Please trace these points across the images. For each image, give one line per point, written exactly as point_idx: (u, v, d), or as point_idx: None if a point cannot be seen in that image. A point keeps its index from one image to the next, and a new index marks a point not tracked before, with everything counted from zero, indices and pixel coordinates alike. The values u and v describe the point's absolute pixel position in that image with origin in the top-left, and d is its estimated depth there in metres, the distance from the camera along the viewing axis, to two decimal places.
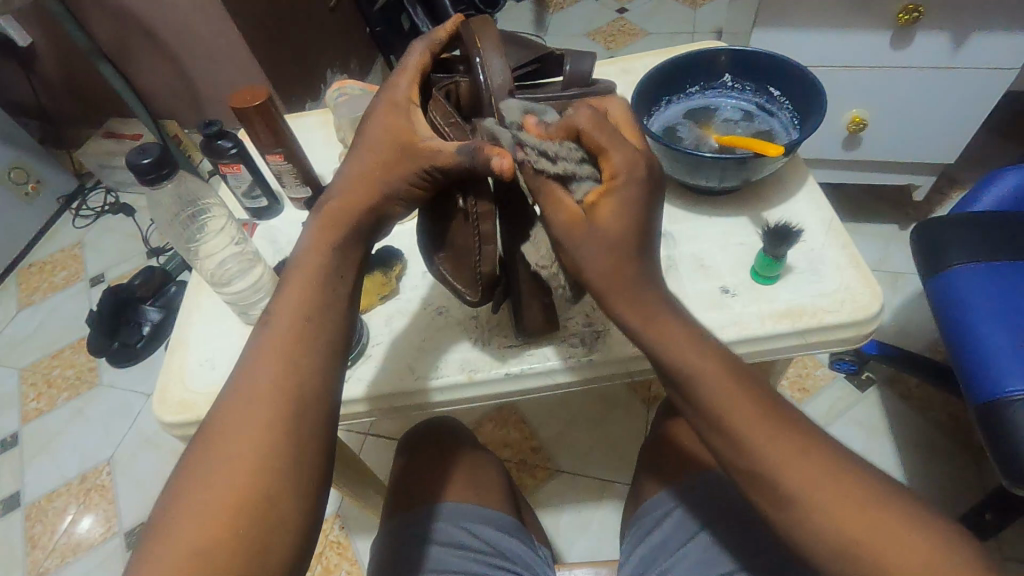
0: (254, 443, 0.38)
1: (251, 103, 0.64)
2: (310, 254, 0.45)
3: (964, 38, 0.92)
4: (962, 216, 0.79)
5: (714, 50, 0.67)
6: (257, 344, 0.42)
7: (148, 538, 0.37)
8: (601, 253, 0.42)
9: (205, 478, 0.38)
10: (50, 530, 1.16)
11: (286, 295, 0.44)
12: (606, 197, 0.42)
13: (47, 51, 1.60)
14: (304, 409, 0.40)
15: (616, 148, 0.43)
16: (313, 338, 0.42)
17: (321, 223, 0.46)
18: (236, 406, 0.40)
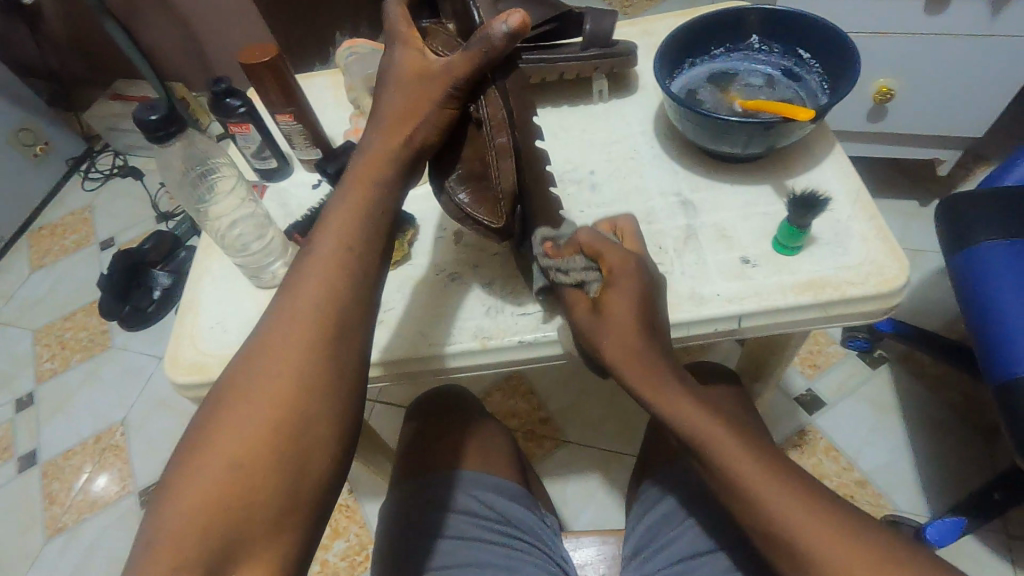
0: (294, 370, 0.38)
1: (260, 59, 0.62)
2: (347, 189, 0.44)
3: (1003, 2, 0.87)
4: (991, 190, 0.77)
5: (741, 8, 0.64)
6: (299, 268, 0.42)
7: (190, 445, 0.37)
8: (613, 341, 0.45)
9: (245, 397, 0.38)
10: (66, 488, 1.19)
11: (327, 222, 0.43)
12: (611, 291, 0.46)
13: (51, 8, 1.57)
14: (343, 341, 0.40)
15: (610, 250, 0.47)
16: (354, 269, 0.41)
17: (363, 163, 0.44)
18: (278, 332, 0.39)
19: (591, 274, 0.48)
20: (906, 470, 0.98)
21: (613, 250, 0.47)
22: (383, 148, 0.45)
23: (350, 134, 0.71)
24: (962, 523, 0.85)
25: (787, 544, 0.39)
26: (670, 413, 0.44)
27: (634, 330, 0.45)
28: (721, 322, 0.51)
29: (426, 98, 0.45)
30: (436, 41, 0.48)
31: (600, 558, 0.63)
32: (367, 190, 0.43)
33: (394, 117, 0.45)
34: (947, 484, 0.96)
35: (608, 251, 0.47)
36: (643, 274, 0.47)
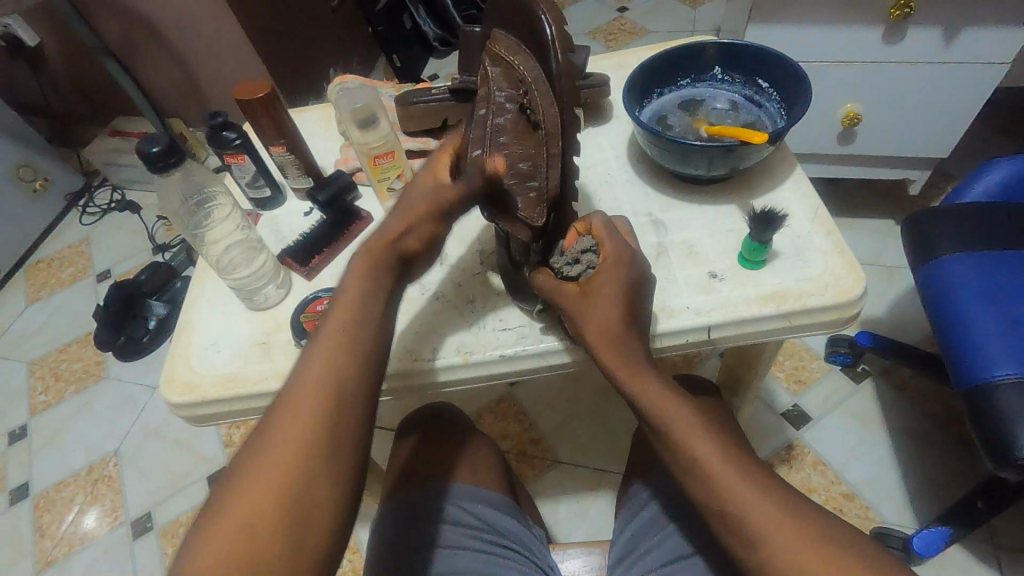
0: (297, 444, 0.39)
1: (255, 95, 0.66)
2: (357, 269, 0.46)
3: (955, 32, 0.93)
4: (952, 206, 0.80)
5: (702, 42, 0.68)
6: (308, 343, 0.43)
7: (197, 525, 0.37)
8: (592, 325, 0.48)
9: (254, 466, 0.38)
10: (57, 520, 1.19)
11: (336, 300, 0.45)
12: (601, 274, 0.49)
13: (53, 50, 1.62)
14: (344, 415, 0.40)
15: (611, 239, 0.51)
16: (356, 347, 0.43)
17: (367, 253, 0.46)
18: (287, 401, 0.40)
19: (591, 259, 0.52)
20: (891, 482, 0.99)
21: (614, 240, 0.52)
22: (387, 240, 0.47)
23: (341, 163, 0.75)
24: (948, 533, 0.87)
25: (749, 533, 0.40)
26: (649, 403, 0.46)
27: (615, 313, 0.48)
28: (691, 333, 0.54)
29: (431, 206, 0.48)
30: (499, 45, 0.50)
31: (587, 569, 0.64)
32: (376, 270, 0.46)
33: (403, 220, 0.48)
34: (932, 495, 0.97)
35: (609, 239, 0.52)
36: (635, 268, 0.50)
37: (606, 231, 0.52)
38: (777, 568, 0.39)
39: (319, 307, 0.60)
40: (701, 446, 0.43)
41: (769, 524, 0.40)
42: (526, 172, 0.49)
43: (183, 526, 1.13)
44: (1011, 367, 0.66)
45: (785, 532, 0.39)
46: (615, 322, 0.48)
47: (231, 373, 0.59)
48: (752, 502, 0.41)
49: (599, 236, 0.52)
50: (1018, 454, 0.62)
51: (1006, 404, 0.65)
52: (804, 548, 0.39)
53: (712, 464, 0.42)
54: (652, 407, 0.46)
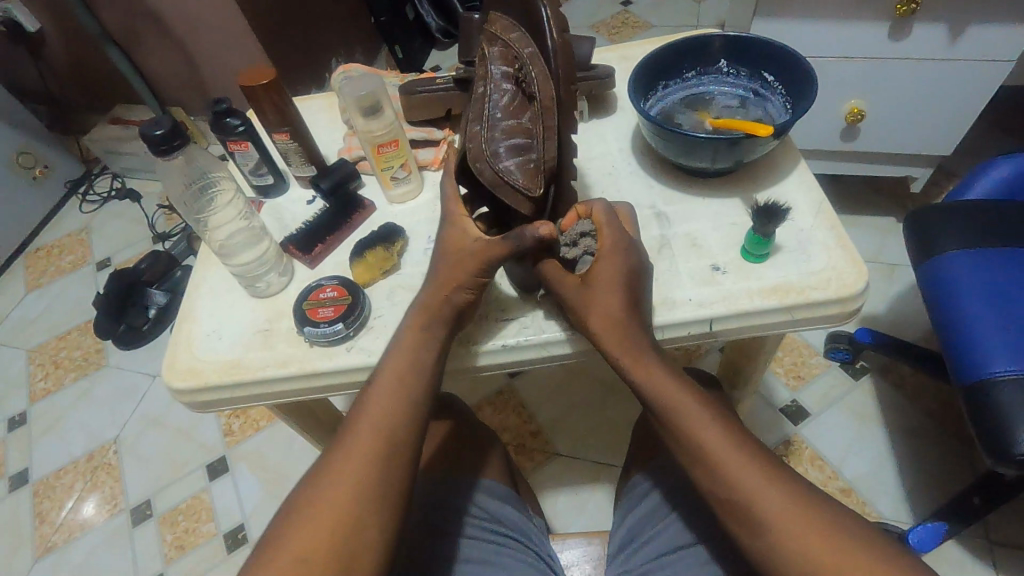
0: (358, 473, 0.45)
1: (259, 81, 0.66)
2: (407, 337, 0.52)
3: (961, 29, 0.93)
4: (955, 204, 0.80)
5: (708, 36, 0.68)
6: (363, 400, 0.49)
7: (271, 538, 0.43)
8: (593, 313, 0.49)
9: (311, 506, 0.44)
10: (56, 507, 1.19)
11: (387, 364, 0.51)
12: (600, 262, 0.50)
13: (52, 36, 1.61)
14: (398, 450, 0.46)
15: (609, 226, 0.51)
16: (410, 394, 0.49)
17: (422, 306, 0.53)
18: (343, 452, 0.46)
19: (588, 246, 0.53)
20: (888, 478, 1.00)
21: (612, 228, 0.51)
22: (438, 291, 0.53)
23: (344, 152, 0.74)
24: (942, 529, 0.87)
25: (756, 517, 0.42)
26: (653, 386, 0.48)
27: (617, 301, 0.49)
28: (694, 325, 0.54)
29: (480, 267, 0.51)
30: (495, 27, 0.52)
31: (586, 559, 0.66)
32: (424, 337, 0.52)
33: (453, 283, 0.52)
34: (929, 491, 0.98)
35: (607, 226, 0.51)
36: (633, 257, 0.50)
37: (606, 217, 0.52)
38: (788, 547, 0.41)
39: (321, 294, 0.60)
40: (705, 434, 0.45)
41: (776, 509, 0.42)
42: (525, 145, 0.49)
43: (183, 514, 1.14)
44: (1010, 365, 0.67)
45: (792, 516, 0.41)
46: (620, 314, 0.49)
47: (234, 360, 0.59)
48: (760, 490, 0.42)
49: (598, 225, 0.52)
50: (1016, 451, 0.63)
51: (1004, 401, 0.65)
52: (810, 531, 0.40)
53: (723, 456, 0.44)
54: (660, 399, 0.47)
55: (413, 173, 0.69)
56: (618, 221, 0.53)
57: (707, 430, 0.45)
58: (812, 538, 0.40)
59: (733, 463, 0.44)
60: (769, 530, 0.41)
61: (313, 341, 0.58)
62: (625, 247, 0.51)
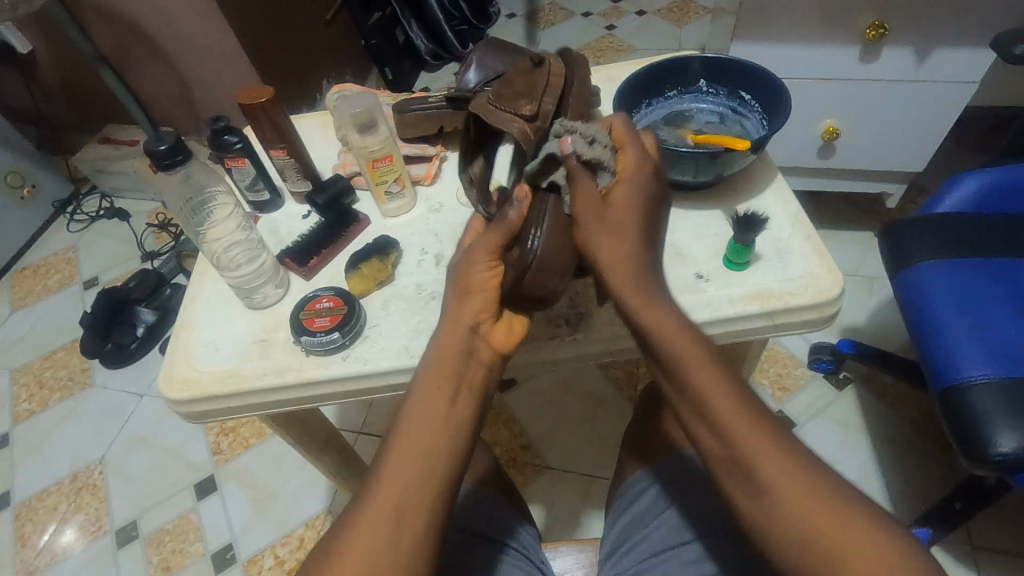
0: (380, 539, 0.42)
1: (257, 100, 0.68)
2: (429, 378, 0.50)
3: (927, 52, 0.98)
4: (925, 217, 0.84)
5: (687, 57, 0.72)
6: (386, 455, 0.47)
7: None
8: (607, 238, 0.54)
9: (330, 568, 0.42)
10: (39, 530, 1.17)
11: (413, 410, 0.49)
12: (621, 186, 0.55)
13: (45, 58, 1.62)
14: (419, 513, 0.44)
15: (631, 148, 0.56)
16: (439, 447, 0.47)
17: (447, 342, 0.51)
18: (367, 510, 0.44)
19: (607, 161, 0.56)
20: (873, 485, 1.02)
21: (636, 151, 0.56)
22: (461, 321, 0.51)
23: (340, 168, 0.76)
24: (929, 533, 0.88)
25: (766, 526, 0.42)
26: (667, 345, 0.49)
27: (630, 232, 0.54)
28: None
29: (490, 251, 0.52)
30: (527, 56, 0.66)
31: (579, 565, 0.66)
32: (451, 386, 0.49)
33: (469, 286, 0.51)
34: (913, 498, 1.00)
35: (631, 147, 0.56)
36: (652, 181, 0.56)
37: (626, 134, 0.57)
38: (787, 541, 0.41)
39: (318, 304, 0.61)
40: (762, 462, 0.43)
41: (727, 408, 0.45)
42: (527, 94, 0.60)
43: (169, 535, 1.12)
44: (983, 370, 0.69)
45: (779, 470, 0.42)
46: (634, 252, 0.53)
47: (230, 370, 0.60)
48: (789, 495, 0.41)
49: (619, 140, 0.57)
50: (991, 452, 0.65)
51: (979, 404, 0.67)
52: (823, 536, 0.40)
53: (750, 444, 0.43)
54: (684, 357, 0.48)
55: (407, 188, 0.71)
56: (640, 138, 0.57)
57: (741, 427, 0.44)
58: (776, 475, 0.42)
59: (743, 424, 0.44)
60: (757, 477, 0.43)
61: (309, 351, 0.59)
62: (645, 172, 0.56)
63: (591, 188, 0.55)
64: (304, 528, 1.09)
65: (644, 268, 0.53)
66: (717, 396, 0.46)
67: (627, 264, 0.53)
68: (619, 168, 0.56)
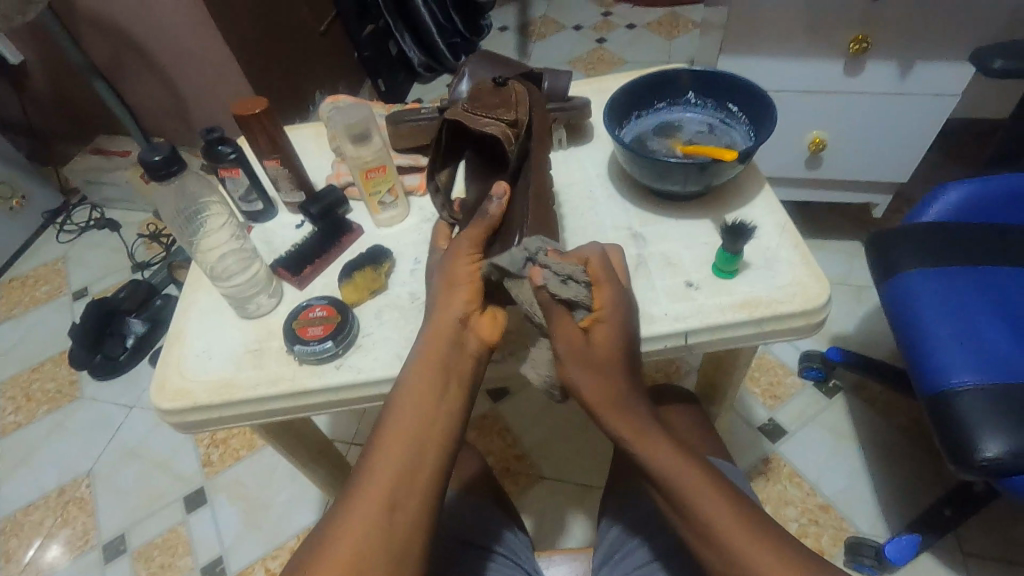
0: (366, 528, 0.41)
1: (251, 111, 0.68)
2: (416, 368, 0.49)
3: (909, 66, 1.00)
4: (910, 227, 0.85)
5: (676, 70, 0.73)
6: (374, 446, 0.46)
7: None
8: (586, 373, 0.51)
9: (321, 560, 0.40)
10: (24, 546, 1.15)
11: (400, 402, 0.48)
12: (599, 324, 0.52)
13: (36, 69, 1.62)
14: (406, 503, 0.43)
15: (607, 288, 0.53)
16: (429, 439, 0.46)
17: (434, 334, 0.51)
18: (354, 502, 0.43)
19: (583, 297, 0.52)
20: (864, 493, 1.02)
21: (612, 287, 0.53)
22: (449, 312, 0.51)
23: (333, 178, 0.77)
24: (917, 540, 0.88)
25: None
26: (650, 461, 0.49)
27: (614, 368, 0.52)
28: (670, 338, 0.57)
29: (471, 245, 0.55)
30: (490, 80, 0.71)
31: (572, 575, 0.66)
32: (441, 378, 0.49)
33: (454, 277, 0.53)
34: (903, 505, 1.00)
35: (606, 284, 0.53)
36: (627, 316, 0.53)
37: (603, 268, 0.53)
38: None
39: (311, 314, 0.62)
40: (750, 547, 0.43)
41: (689, 483, 0.47)
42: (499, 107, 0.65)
43: (158, 549, 1.11)
44: (968, 376, 0.70)
45: (728, 522, 0.45)
46: (616, 389, 0.51)
47: (223, 380, 0.60)
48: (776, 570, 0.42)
49: (595, 277, 0.53)
50: (978, 458, 0.66)
51: (965, 410, 0.68)
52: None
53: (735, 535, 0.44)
54: (666, 470, 0.49)
55: (400, 198, 0.72)
56: (614, 273, 0.54)
57: (724, 521, 0.45)
58: (738, 532, 0.44)
59: (731, 531, 0.44)
60: (712, 527, 0.45)
61: (302, 360, 0.59)
62: (620, 314, 0.53)
63: (571, 326, 0.51)
64: (295, 540, 1.08)
65: (628, 403, 0.52)
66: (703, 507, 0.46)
67: (609, 395, 0.51)
68: (594, 307, 0.52)
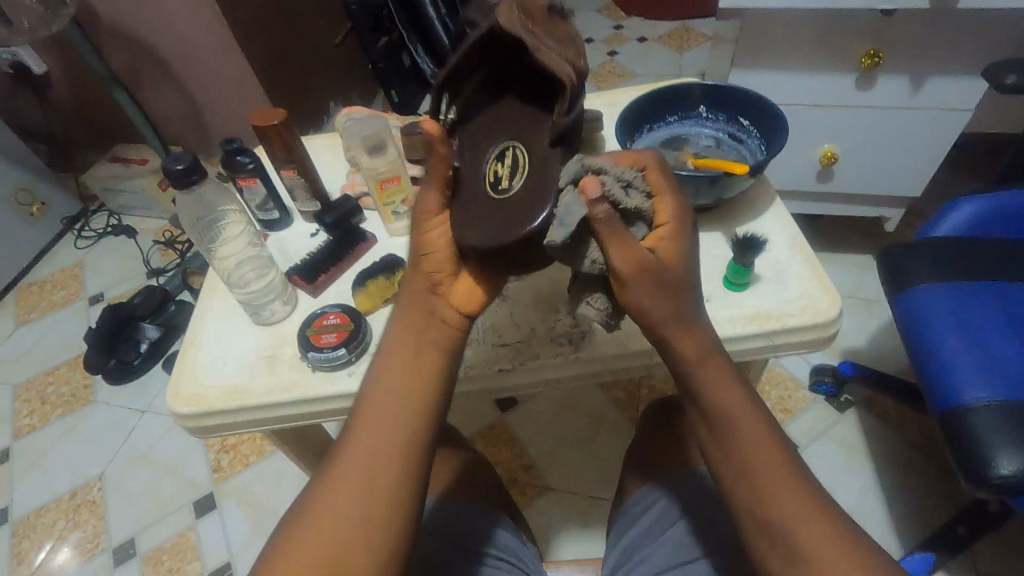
0: (348, 498, 0.43)
1: (269, 122, 0.70)
2: (394, 339, 0.50)
3: (922, 80, 1.00)
4: (922, 241, 0.85)
5: (687, 84, 0.74)
6: (356, 416, 0.47)
7: (273, 555, 0.42)
8: (655, 297, 0.45)
9: (306, 527, 0.42)
10: (35, 548, 1.16)
11: (379, 372, 0.48)
12: (662, 238, 0.47)
13: (59, 79, 1.66)
14: (389, 470, 0.44)
15: (668, 197, 0.48)
16: (406, 408, 0.46)
17: (410, 306, 0.50)
18: (336, 472, 0.44)
19: (643, 208, 0.48)
20: (876, 509, 1.01)
21: (672, 198, 0.48)
22: (420, 286, 0.51)
23: (348, 188, 0.78)
24: (932, 559, 0.87)
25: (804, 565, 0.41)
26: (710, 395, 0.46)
27: (681, 291, 0.46)
28: None
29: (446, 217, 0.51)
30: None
31: None
32: (418, 345, 0.49)
33: (424, 252, 0.51)
34: (916, 522, 0.99)
35: (666, 194, 0.48)
36: (690, 230, 0.48)
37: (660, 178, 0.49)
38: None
39: (325, 321, 0.62)
40: (790, 505, 0.42)
41: (749, 423, 0.45)
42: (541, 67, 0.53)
43: (167, 553, 1.11)
44: (982, 392, 0.70)
45: (775, 476, 0.43)
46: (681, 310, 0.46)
47: (238, 385, 0.60)
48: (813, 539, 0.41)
49: (654, 185, 0.49)
50: (993, 475, 0.65)
51: (979, 426, 0.68)
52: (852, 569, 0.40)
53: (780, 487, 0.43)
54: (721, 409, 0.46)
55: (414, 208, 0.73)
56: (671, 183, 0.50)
57: (773, 475, 0.43)
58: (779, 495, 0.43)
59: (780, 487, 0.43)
60: (754, 480, 0.44)
61: (316, 366, 0.60)
62: (686, 226, 0.48)
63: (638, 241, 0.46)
64: None
65: (695, 330, 0.46)
66: (752, 459, 0.44)
67: (679, 321, 0.46)
68: (655, 220, 0.48)
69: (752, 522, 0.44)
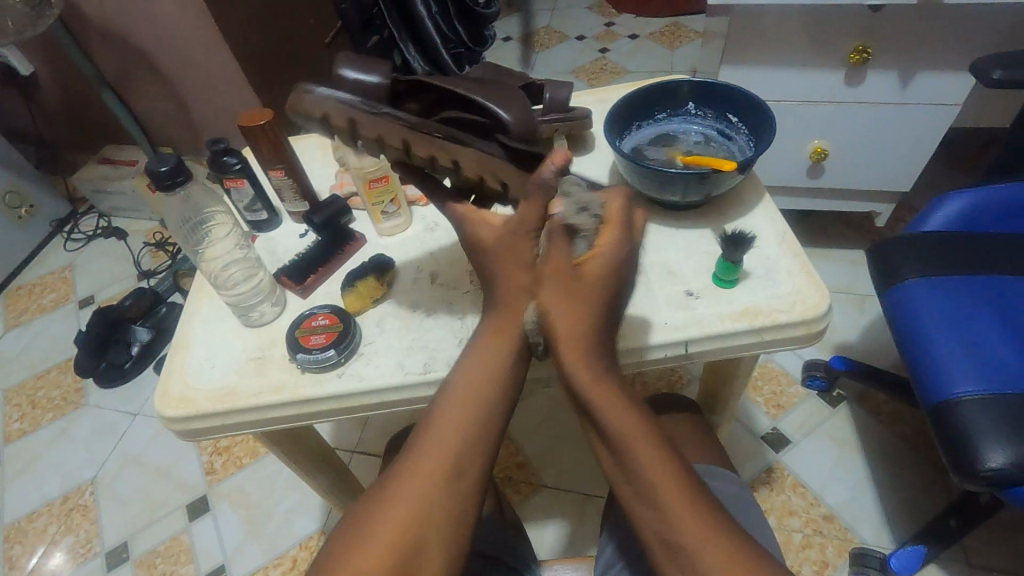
0: (425, 495, 0.43)
1: (256, 123, 0.70)
2: (484, 345, 0.50)
3: (911, 75, 1.01)
4: (913, 236, 0.85)
5: (677, 81, 0.74)
6: (435, 417, 0.47)
7: (339, 545, 0.41)
8: (565, 316, 0.48)
9: (377, 520, 0.42)
10: (26, 553, 1.15)
11: (466, 377, 0.49)
12: (595, 259, 0.48)
13: (46, 80, 1.65)
14: (464, 473, 0.44)
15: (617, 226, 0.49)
16: (486, 416, 0.47)
17: (504, 315, 0.51)
18: (410, 470, 0.44)
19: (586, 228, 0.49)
20: (866, 503, 1.02)
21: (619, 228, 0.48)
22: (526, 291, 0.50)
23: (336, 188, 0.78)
24: (923, 551, 0.89)
25: None
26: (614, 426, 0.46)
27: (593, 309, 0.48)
28: (671, 347, 0.58)
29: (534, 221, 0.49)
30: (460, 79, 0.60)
31: None
32: (501, 354, 0.50)
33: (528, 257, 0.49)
34: (906, 516, 0.99)
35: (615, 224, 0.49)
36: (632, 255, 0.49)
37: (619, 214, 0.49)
38: None
39: (314, 322, 0.62)
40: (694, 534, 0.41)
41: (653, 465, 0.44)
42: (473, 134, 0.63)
43: (160, 556, 1.11)
44: (970, 386, 0.70)
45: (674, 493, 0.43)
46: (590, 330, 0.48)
47: (226, 388, 0.60)
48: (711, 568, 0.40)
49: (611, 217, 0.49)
50: (982, 468, 0.65)
51: (968, 419, 0.68)
52: None
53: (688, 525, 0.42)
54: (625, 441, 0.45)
55: (403, 208, 0.73)
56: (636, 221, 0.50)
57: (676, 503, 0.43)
58: (679, 507, 0.43)
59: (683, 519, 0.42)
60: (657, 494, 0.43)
61: (304, 367, 0.60)
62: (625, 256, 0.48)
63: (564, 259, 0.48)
64: (297, 549, 1.08)
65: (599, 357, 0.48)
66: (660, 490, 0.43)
67: (578, 344, 0.48)
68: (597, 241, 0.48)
69: (660, 548, 0.43)
